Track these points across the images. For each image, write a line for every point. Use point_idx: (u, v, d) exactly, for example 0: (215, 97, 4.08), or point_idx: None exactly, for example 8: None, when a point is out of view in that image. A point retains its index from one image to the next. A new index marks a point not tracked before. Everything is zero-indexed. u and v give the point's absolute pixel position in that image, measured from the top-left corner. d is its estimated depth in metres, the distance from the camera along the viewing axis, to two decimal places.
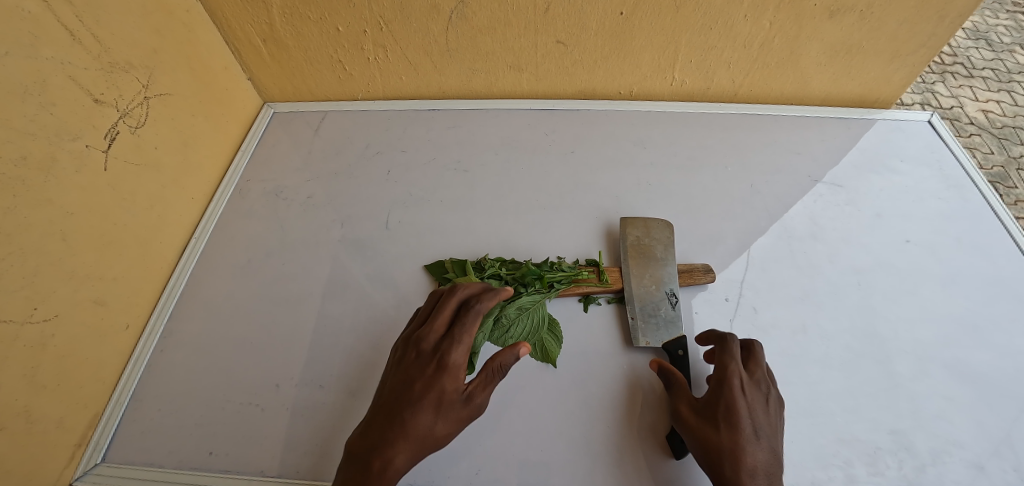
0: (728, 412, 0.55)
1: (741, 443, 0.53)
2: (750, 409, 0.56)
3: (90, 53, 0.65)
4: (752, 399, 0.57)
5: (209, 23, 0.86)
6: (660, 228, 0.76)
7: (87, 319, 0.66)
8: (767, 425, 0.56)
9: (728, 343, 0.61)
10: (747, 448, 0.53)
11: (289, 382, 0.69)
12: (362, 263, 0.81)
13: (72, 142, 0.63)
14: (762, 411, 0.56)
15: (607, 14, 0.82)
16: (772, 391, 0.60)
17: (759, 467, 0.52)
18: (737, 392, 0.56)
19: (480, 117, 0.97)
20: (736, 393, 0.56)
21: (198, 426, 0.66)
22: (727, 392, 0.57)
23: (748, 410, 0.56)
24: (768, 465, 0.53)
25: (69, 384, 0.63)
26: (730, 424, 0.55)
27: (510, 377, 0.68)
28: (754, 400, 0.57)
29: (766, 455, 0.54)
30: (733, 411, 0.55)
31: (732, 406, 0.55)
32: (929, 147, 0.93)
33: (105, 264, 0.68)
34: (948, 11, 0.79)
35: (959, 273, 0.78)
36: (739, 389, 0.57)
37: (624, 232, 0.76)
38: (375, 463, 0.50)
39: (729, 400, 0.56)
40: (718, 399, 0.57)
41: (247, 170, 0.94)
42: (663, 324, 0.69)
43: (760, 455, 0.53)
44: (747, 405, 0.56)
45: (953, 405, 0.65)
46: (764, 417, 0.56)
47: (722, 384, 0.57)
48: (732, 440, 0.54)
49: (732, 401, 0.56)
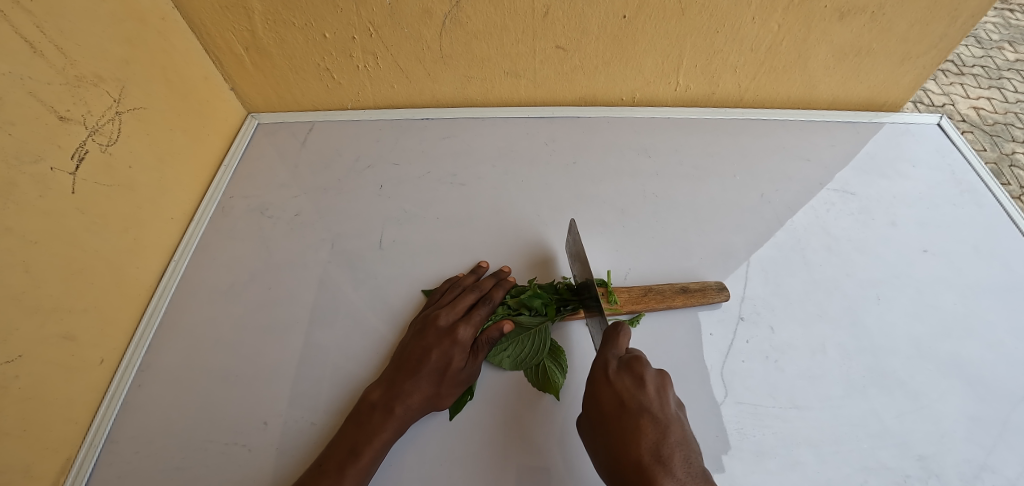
0: (601, 414, 0.50)
1: (621, 438, 0.47)
2: (620, 399, 0.49)
3: (53, 66, 0.60)
4: (619, 387, 0.50)
5: (186, 30, 0.81)
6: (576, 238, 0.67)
7: (56, 356, 0.60)
8: (647, 404, 0.49)
9: (606, 335, 0.56)
10: (630, 439, 0.46)
11: (277, 419, 0.64)
12: (355, 285, 0.76)
13: (35, 165, 0.58)
14: (635, 395, 0.49)
15: (609, 17, 0.78)
16: (649, 367, 0.52)
17: (650, 455, 0.45)
18: (602, 389, 0.51)
19: (475, 126, 0.93)
20: (600, 388, 0.51)
21: (179, 470, 0.61)
22: (593, 395, 0.52)
23: (617, 400, 0.49)
24: (659, 448, 0.45)
25: (37, 428, 0.57)
26: (607, 426, 0.49)
27: (515, 407, 0.63)
28: (626, 385, 0.50)
29: (652, 437, 0.46)
30: (605, 408, 0.50)
31: (602, 406, 0.50)
32: (940, 151, 0.90)
33: (75, 295, 0.63)
34: (962, 11, 0.76)
35: (978, 284, 0.75)
36: (602, 384, 0.52)
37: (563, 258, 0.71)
38: (396, 408, 0.59)
39: (597, 401, 0.51)
40: (591, 406, 0.52)
41: (230, 187, 0.89)
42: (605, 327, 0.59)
43: (643, 437, 0.46)
44: (615, 394, 0.50)
45: (980, 426, 0.62)
46: (641, 396, 0.49)
47: (590, 388, 0.53)
48: (613, 440, 0.48)
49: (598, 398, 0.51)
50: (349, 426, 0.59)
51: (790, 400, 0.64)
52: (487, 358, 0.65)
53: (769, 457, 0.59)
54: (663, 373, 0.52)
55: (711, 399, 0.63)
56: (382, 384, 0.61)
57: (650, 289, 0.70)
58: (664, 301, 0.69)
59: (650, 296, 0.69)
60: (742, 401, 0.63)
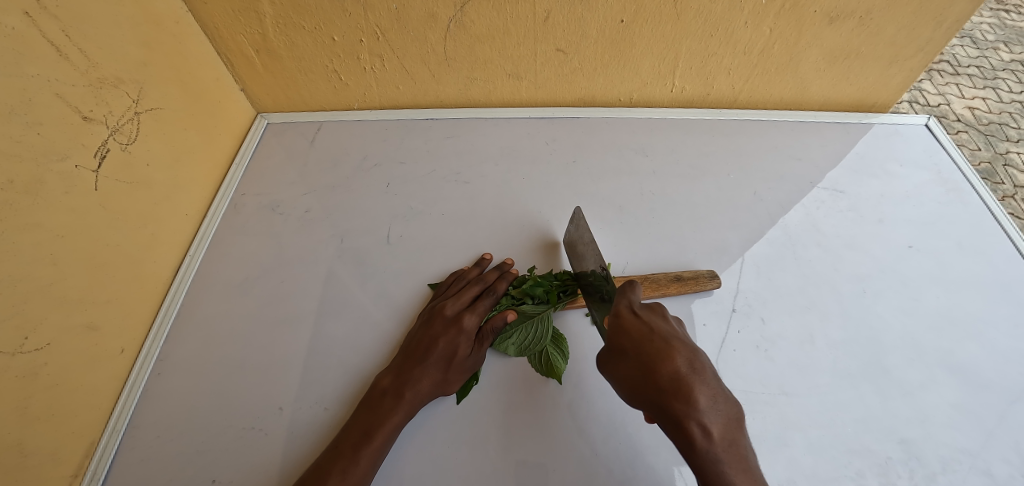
0: (631, 339, 0.52)
1: (655, 357, 0.50)
2: (651, 326, 0.53)
3: (77, 69, 0.63)
4: (647, 318, 0.54)
5: (200, 34, 0.84)
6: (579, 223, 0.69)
7: (80, 345, 0.63)
8: (674, 334, 0.54)
9: (626, 285, 0.60)
10: (664, 357, 0.49)
11: (291, 405, 0.67)
12: (363, 278, 0.79)
13: (61, 163, 0.61)
14: (663, 326, 0.54)
15: (608, 21, 0.81)
16: (666, 309, 0.58)
17: (686, 369, 0.49)
18: (629, 319, 0.54)
19: (479, 126, 0.96)
20: (629, 318, 0.54)
21: (198, 454, 0.64)
22: (619, 324, 0.54)
23: (648, 328, 0.53)
24: (694, 363, 0.50)
25: (63, 414, 0.60)
26: (639, 350, 0.51)
27: (518, 394, 0.66)
28: (652, 317, 0.55)
29: (685, 356, 0.50)
30: (635, 334, 0.52)
31: (632, 332, 0.52)
32: (927, 150, 0.94)
33: (97, 288, 0.66)
34: (945, 16, 0.80)
35: (961, 278, 0.78)
36: (630, 315, 0.54)
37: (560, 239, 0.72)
38: (406, 393, 0.62)
39: (625, 329, 0.53)
40: (618, 333, 0.53)
41: (241, 184, 0.92)
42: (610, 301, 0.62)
43: (678, 354, 0.50)
44: (645, 323, 0.54)
45: (960, 412, 0.66)
46: (667, 327, 0.54)
47: (616, 320, 0.54)
48: (646, 359, 0.50)
49: (630, 325, 0.53)
50: (361, 411, 0.62)
51: (780, 387, 0.67)
52: (492, 345, 0.68)
53: (759, 441, 0.62)
54: (675, 316, 0.59)
55: None
56: (392, 371, 0.64)
57: (647, 278, 0.74)
58: (658, 289, 0.73)
59: (647, 285, 0.73)
60: (733, 388, 0.66)
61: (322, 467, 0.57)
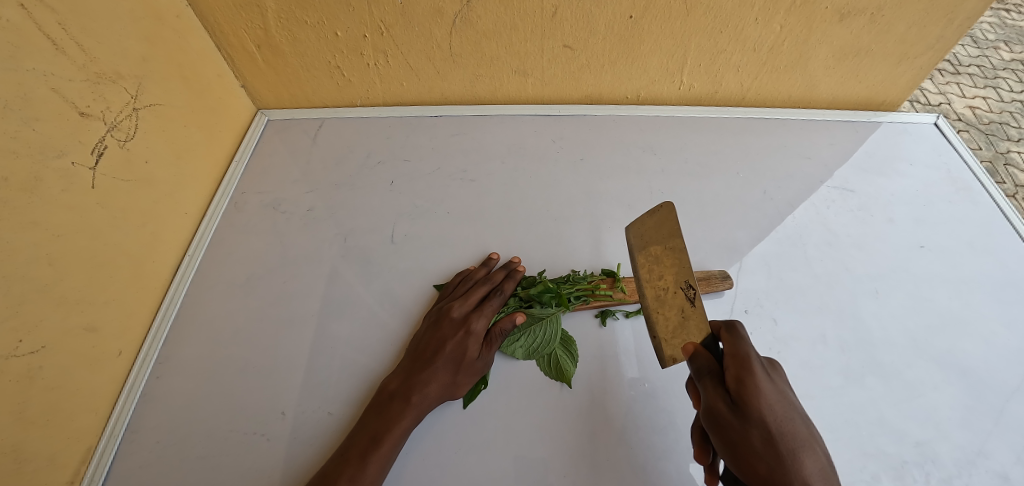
0: (772, 414, 0.44)
1: (796, 444, 0.44)
2: (784, 399, 0.46)
3: (75, 63, 0.61)
4: (779, 386, 0.48)
5: (200, 29, 0.82)
6: (669, 221, 0.54)
7: (78, 347, 0.62)
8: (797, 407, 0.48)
9: (735, 327, 0.51)
10: (804, 446, 0.44)
11: (295, 409, 0.66)
12: (368, 279, 0.78)
13: (58, 160, 0.59)
14: (789, 396, 0.48)
15: (616, 17, 0.79)
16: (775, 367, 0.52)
17: (824, 462, 0.44)
18: (765, 383, 0.46)
19: (483, 124, 0.94)
20: (765, 385, 0.46)
21: (200, 459, 0.63)
22: (760, 389, 0.45)
23: (784, 402, 0.46)
24: (824, 454, 0.45)
25: (61, 417, 0.59)
26: (784, 427, 0.44)
27: (527, 397, 0.65)
28: (780, 386, 0.48)
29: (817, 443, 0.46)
30: (776, 408, 0.45)
31: (771, 403, 0.45)
32: (936, 149, 0.93)
33: (96, 288, 0.64)
34: (957, 13, 0.79)
35: (972, 278, 0.77)
36: (766, 379, 0.46)
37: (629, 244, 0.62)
38: (414, 397, 0.60)
39: (764, 395, 0.45)
40: (754, 400, 0.45)
41: (242, 182, 0.90)
42: (691, 329, 0.52)
43: (815, 444, 0.45)
44: (778, 394, 0.46)
45: (975, 414, 0.65)
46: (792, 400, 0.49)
47: (750, 378, 0.46)
48: (787, 445, 0.43)
49: (767, 396, 0.45)
50: (368, 415, 0.60)
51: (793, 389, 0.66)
52: (500, 348, 0.66)
53: None
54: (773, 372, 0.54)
55: None
56: (399, 375, 0.63)
57: None
58: None
59: None
60: None
61: (328, 474, 0.56)
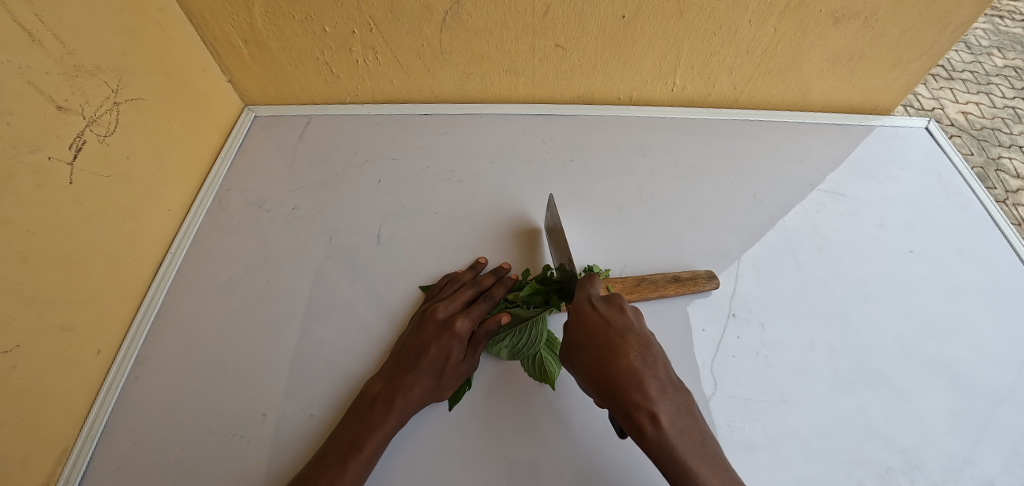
0: (588, 332, 0.52)
1: (607, 353, 0.50)
2: (606, 320, 0.53)
3: (52, 56, 0.60)
4: (608, 311, 0.54)
5: (185, 22, 0.80)
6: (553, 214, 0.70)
7: (53, 347, 0.60)
8: (634, 326, 0.53)
9: (590, 279, 0.59)
10: (616, 352, 0.49)
11: (275, 411, 0.65)
12: (353, 279, 0.76)
13: (33, 155, 0.57)
14: (620, 317, 0.54)
15: (609, 17, 0.78)
16: (625, 300, 0.57)
17: (636, 364, 0.49)
18: (588, 311, 0.53)
19: (474, 123, 0.93)
20: (587, 312, 0.53)
21: (177, 461, 0.61)
22: (580, 316, 0.53)
23: (603, 322, 0.52)
24: (644, 356, 0.50)
25: (33, 419, 0.57)
26: (600, 343, 0.51)
27: (512, 401, 0.64)
28: (611, 312, 0.54)
29: (637, 349, 0.50)
30: (592, 329, 0.52)
31: (588, 327, 0.52)
32: (928, 154, 0.93)
33: (71, 287, 0.63)
34: (951, 18, 0.78)
35: (961, 285, 0.77)
36: (591, 309, 0.54)
37: (551, 234, 0.72)
38: (398, 401, 0.60)
39: (585, 323, 0.53)
40: (576, 330, 0.53)
41: (226, 179, 0.89)
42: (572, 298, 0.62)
43: (632, 350, 0.50)
44: (600, 316, 0.53)
45: (962, 422, 0.65)
46: (624, 320, 0.53)
47: (575, 314, 0.54)
48: (599, 355, 0.50)
49: (585, 321, 0.53)
50: (350, 419, 0.59)
51: (781, 395, 0.65)
52: (485, 348, 0.66)
53: (759, 451, 0.61)
54: (634, 307, 0.58)
55: (704, 394, 0.65)
56: (383, 378, 0.62)
57: (644, 280, 0.72)
58: (657, 290, 0.71)
59: (644, 286, 0.71)
60: (733, 397, 0.65)
61: (309, 477, 0.55)
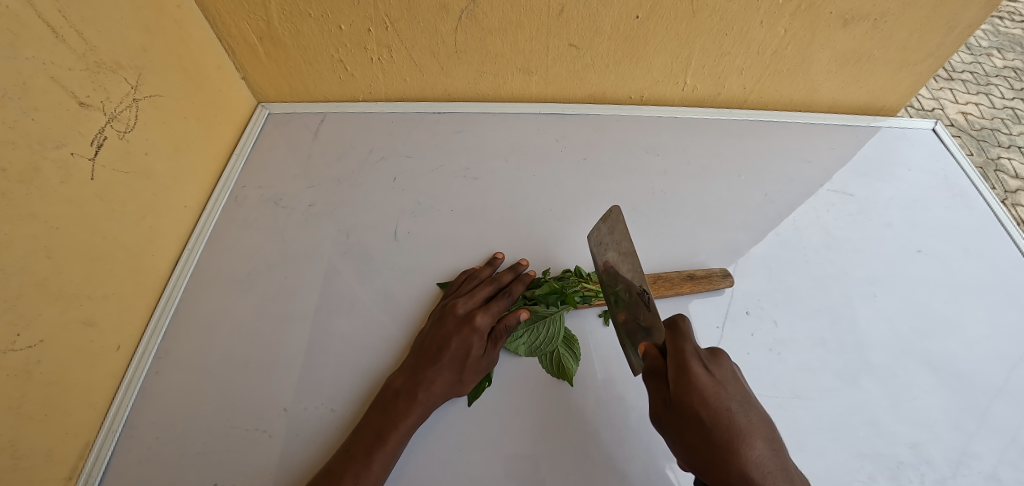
0: (707, 407, 0.48)
1: (738, 432, 0.47)
2: (722, 391, 0.50)
3: (75, 52, 0.60)
4: (720, 378, 0.51)
5: (201, 19, 0.81)
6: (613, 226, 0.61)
7: (76, 342, 0.61)
8: (743, 398, 0.51)
9: (679, 324, 0.54)
10: (746, 437, 0.47)
11: (296, 405, 0.66)
12: (370, 276, 0.77)
13: (57, 151, 0.58)
14: (733, 387, 0.51)
15: (622, 18, 0.79)
16: (728, 360, 0.54)
17: (766, 451, 0.47)
18: (702, 379, 0.50)
19: (487, 122, 0.94)
20: (699, 380, 0.49)
21: (201, 455, 0.62)
22: (693, 383, 0.49)
23: (720, 393, 0.50)
24: (768, 441, 0.48)
25: (58, 413, 0.58)
26: (722, 423, 0.48)
27: (530, 396, 0.65)
28: (721, 380, 0.51)
29: (760, 434, 0.48)
30: (711, 399, 0.49)
31: (708, 397, 0.49)
32: (934, 154, 0.94)
33: (93, 282, 0.63)
34: (959, 21, 0.80)
35: (967, 283, 0.79)
36: (704, 374, 0.50)
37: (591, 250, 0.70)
38: (420, 395, 0.61)
39: (697, 391, 0.49)
40: (689, 398, 0.49)
41: (241, 176, 0.89)
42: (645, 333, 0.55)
43: (757, 434, 0.48)
44: (715, 386, 0.50)
45: (968, 416, 0.66)
46: (738, 389, 0.51)
47: (683, 376, 0.50)
48: (730, 439, 0.47)
49: (701, 392, 0.49)
50: (373, 413, 0.60)
51: (793, 391, 0.67)
52: (504, 345, 0.67)
53: None
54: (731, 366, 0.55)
55: None
56: (405, 372, 0.63)
57: (658, 278, 0.73)
58: (672, 288, 0.72)
59: (659, 284, 0.73)
60: None
61: (334, 470, 0.56)
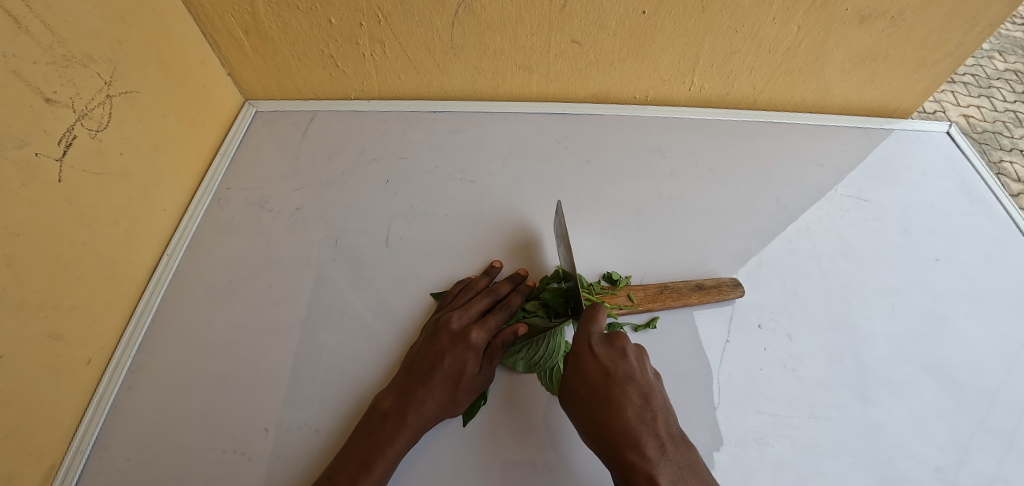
0: (585, 383, 0.49)
1: (609, 406, 0.47)
2: (605, 368, 0.49)
3: (39, 43, 0.55)
4: (606, 357, 0.50)
5: (183, 11, 0.76)
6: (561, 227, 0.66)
7: (40, 357, 0.56)
8: (633, 373, 0.49)
9: (593, 312, 0.53)
10: (617, 407, 0.47)
11: (278, 424, 0.61)
12: (360, 285, 0.73)
13: (19, 150, 0.53)
14: (619, 364, 0.50)
15: (628, 13, 0.75)
16: (629, 341, 0.52)
17: (636, 420, 0.46)
18: (586, 360, 0.50)
19: (485, 121, 0.90)
20: (583, 361, 0.50)
21: (174, 479, 0.58)
22: (577, 364, 0.50)
23: (601, 371, 0.49)
24: (644, 412, 0.47)
25: (19, 434, 0.53)
26: (596, 396, 0.48)
27: (531, 416, 0.61)
28: (611, 357, 0.50)
29: (637, 403, 0.47)
30: (591, 378, 0.49)
31: (587, 376, 0.49)
32: (950, 159, 0.91)
33: (60, 293, 0.59)
34: (980, 19, 0.76)
35: (988, 294, 0.75)
36: (589, 356, 0.50)
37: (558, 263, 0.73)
38: (410, 417, 0.56)
39: (579, 371, 0.50)
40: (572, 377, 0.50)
41: (226, 178, 0.85)
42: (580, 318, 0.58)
43: (631, 404, 0.47)
44: (597, 365, 0.50)
45: (993, 437, 0.62)
46: (625, 366, 0.50)
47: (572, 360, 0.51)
48: (600, 409, 0.47)
49: (582, 371, 0.50)
50: (361, 436, 0.56)
51: (810, 410, 0.63)
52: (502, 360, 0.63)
53: (790, 469, 0.58)
54: (639, 346, 0.53)
55: (732, 410, 0.62)
56: (394, 392, 0.59)
57: (666, 288, 0.69)
58: (680, 298, 0.69)
59: (666, 294, 0.69)
60: (761, 412, 0.62)
61: None
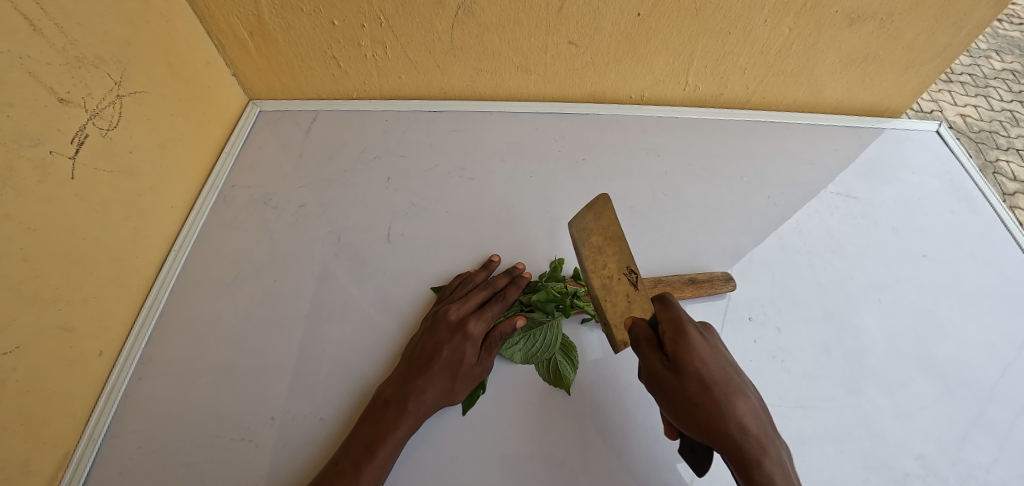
0: (704, 368, 0.49)
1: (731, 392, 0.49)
2: (716, 355, 0.51)
3: (53, 45, 0.57)
4: (713, 345, 0.52)
5: (189, 13, 0.78)
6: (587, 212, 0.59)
7: (54, 348, 0.58)
8: (727, 360, 0.53)
9: (668, 300, 0.55)
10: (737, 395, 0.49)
11: (284, 413, 0.63)
12: (362, 279, 0.75)
13: (34, 149, 0.55)
14: (720, 351, 0.53)
15: (624, 15, 0.77)
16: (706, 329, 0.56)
17: (750, 406, 0.49)
18: (700, 347, 0.50)
19: (484, 120, 0.92)
20: (698, 346, 0.50)
21: (184, 466, 0.60)
22: (692, 347, 0.49)
23: (715, 357, 0.51)
24: (752, 398, 0.51)
25: (34, 422, 0.55)
26: (714, 381, 0.49)
27: (527, 405, 0.63)
28: (712, 345, 0.52)
29: (744, 389, 0.51)
30: (710, 364, 0.50)
31: (705, 360, 0.50)
32: (939, 157, 0.92)
33: (72, 286, 0.61)
34: (967, 21, 0.78)
35: (973, 289, 0.77)
36: (701, 341, 0.51)
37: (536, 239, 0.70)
38: (411, 405, 0.58)
39: (698, 356, 0.49)
40: (688, 362, 0.49)
41: (231, 176, 0.87)
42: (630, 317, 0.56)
43: (744, 390, 0.50)
44: (710, 351, 0.51)
45: (975, 427, 0.65)
46: (722, 354, 0.53)
47: (683, 342, 0.50)
48: (721, 395, 0.48)
49: (700, 355, 0.50)
50: (364, 424, 0.58)
51: (797, 400, 0.65)
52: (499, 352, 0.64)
53: None
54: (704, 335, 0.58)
55: None
56: (395, 381, 0.61)
57: (659, 282, 0.71)
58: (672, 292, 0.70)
59: (659, 288, 0.70)
60: None
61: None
